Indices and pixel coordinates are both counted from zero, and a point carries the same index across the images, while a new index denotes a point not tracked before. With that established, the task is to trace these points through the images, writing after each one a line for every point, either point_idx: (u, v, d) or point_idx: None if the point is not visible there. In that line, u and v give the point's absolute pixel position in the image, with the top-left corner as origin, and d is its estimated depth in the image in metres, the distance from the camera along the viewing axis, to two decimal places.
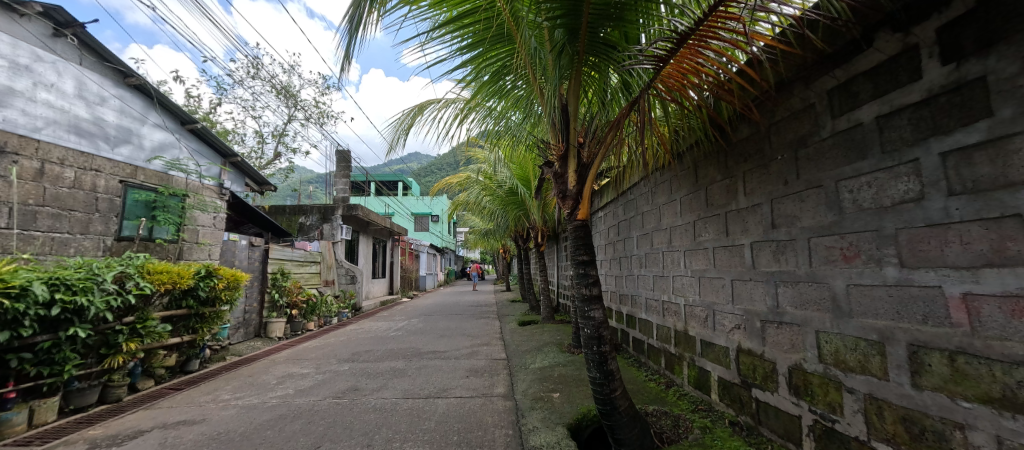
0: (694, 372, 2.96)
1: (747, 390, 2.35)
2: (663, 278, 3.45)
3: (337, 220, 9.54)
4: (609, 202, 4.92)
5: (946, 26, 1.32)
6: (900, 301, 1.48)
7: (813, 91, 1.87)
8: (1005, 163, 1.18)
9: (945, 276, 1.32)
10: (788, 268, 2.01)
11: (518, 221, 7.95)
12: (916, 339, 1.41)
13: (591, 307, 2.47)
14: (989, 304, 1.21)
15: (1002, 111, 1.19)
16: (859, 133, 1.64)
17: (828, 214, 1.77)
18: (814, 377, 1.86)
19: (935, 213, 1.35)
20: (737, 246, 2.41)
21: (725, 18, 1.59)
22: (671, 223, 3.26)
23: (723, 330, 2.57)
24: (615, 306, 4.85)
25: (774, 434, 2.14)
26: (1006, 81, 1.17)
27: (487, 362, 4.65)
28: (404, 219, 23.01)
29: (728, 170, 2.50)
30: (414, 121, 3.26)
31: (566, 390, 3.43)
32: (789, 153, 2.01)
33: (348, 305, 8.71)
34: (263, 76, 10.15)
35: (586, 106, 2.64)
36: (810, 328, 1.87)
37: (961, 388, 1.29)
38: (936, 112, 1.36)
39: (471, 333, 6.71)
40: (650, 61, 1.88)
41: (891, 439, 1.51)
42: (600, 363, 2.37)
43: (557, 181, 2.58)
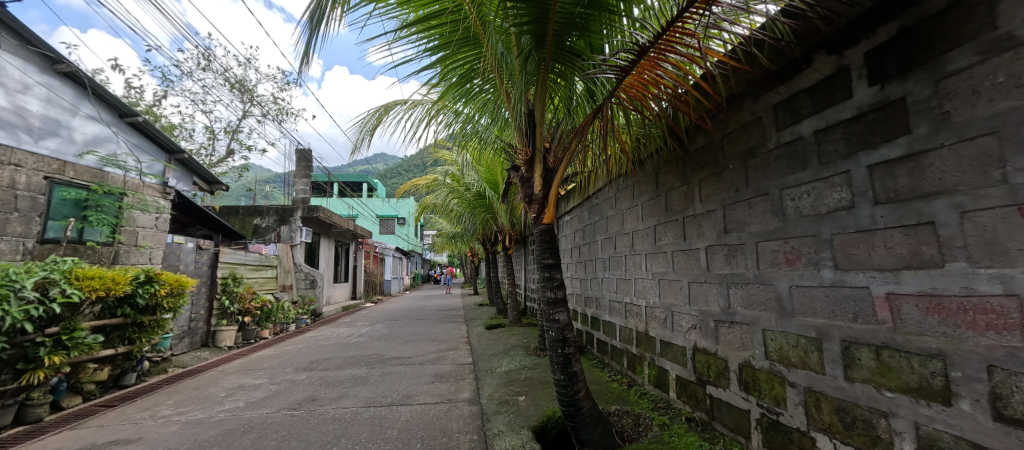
0: (654, 371, 3.07)
1: (702, 387, 2.46)
2: (626, 281, 3.56)
3: (295, 222, 9.10)
4: (575, 206, 5.00)
5: (873, 51, 1.46)
6: (835, 300, 1.60)
7: (761, 105, 2.01)
8: (921, 176, 1.31)
9: (872, 277, 1.46)
10: (739, 270, 2.13)
11: (486, 224, 7.90)
12: (848, 335, 1.54)
13: (556, 309, 2.50)
14: (908, 302, 1.34)
15: (919, 129, 1.32)
16: (800, 145, 1.77)
17: (774, 220, 1.90)
18: (761, 373, 1.99)
19: (864, 220, 1.48)
20: (694, 250, 2.53)
21: (680, 34, 1.67)
22: (634, 227, 3.37)
23: (681, 330, 2.68)
24: (580, 308, 4.94)
25: (726, 428, 2.26)
26: (922, 102, 1.31)
27: (453, 367, 4.59)
28: (368, 221, 22.37)
29: (685, 177, 2.62)
30: (380, 122, 3.19)
31: (531, 393, 3.46)
32: (739, 163, 2.14)
33: (307, 311, 8.33)
34: (214, 68, 9.55)
35: (552, 112, 2.68)
36: (758, 327, 2.00)
37: (886, 379, 1.42)
38: (865, 128, 1.49)
39: (437, 338, 6.60)
40: (613, 70, 1.95)
41: (828, 428, 1.63)
42: (564, 365, 2.40)
43: (524, 185, 2.62)
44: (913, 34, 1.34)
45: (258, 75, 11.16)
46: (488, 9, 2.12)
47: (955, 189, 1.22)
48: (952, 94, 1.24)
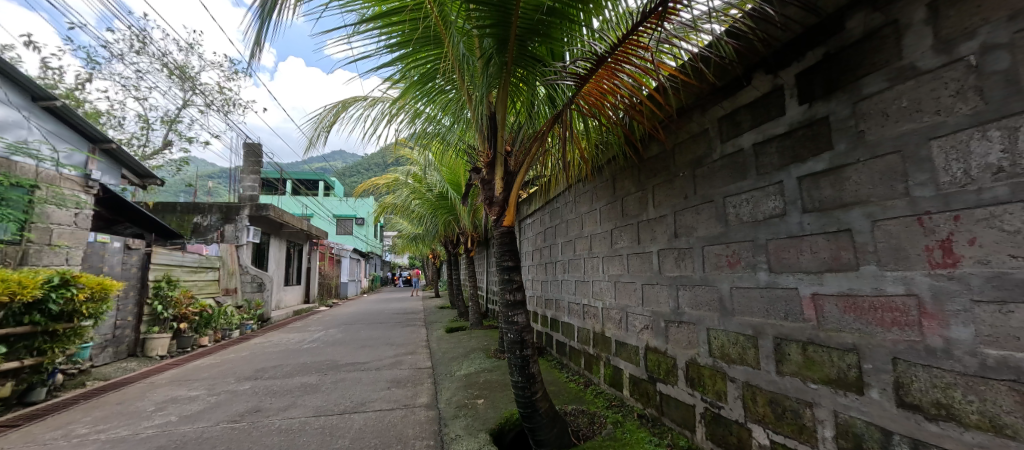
0: (609, 370, 3.16)
1: (653, 385, 2.57)
2: (584, 284, 3.65)
3: (242, 221, 8.50)
4: (537, 210, 5.06)
5: (804, 72, 1.60)
6: (769, 300, 1.74)
7: (708, 118, 2.14)
8: (841, 187, 1.45)
9: (800, 279, 1.59)
10: (687, 273, 2.25)
11: (448, 226, 7.78)
12: (780, 333, 1.68)
13: (514, 312, 2.52)
14: (829, 302, 1.48)
15: (839, 145, 1.46)
16: (741, 157, 1.90)
17: (718, 226, 2.02)
18: (705, 370, 2.11)
19: (794, 227, 1.61)
20: (647, 253, 2.64)
21: (635, 47, 1.74)
22: (592, 230, 3.46)
23: (634, 330, 2.79)
24: (540, 310, 5.00)
25: (674, 423, 2.38)
26: (842, 121, 1.45)
27: (411, 371, 4.49)
28: (323, 221, 21.39)
29: (641, 183, 2.73)
30: (337, 119, 3.06)
31: (490, 395, 3.46)
32: (688, 171, 2.27)
33: (253, 316, 7.81)
34: (150, 52, 8.75)
35: (514, 116, 2.70)
36: (703, 326, 2.12)
37: (811, 372, 1.55)
38: (796, 143, 1.63)
39: (394, 342, 6.42)
40: (572, 78, 1.99)
41: (762, 419, 1.76)
42: (522, 367, 2.42)
43: (484, 187, 2.64)
44: (836, 60, 1.48)
45: (202, 62, 10.36)
46: (450, 10, 2.10)
47: (868, 200, 1.36)
48: (866, 115, 1.38)
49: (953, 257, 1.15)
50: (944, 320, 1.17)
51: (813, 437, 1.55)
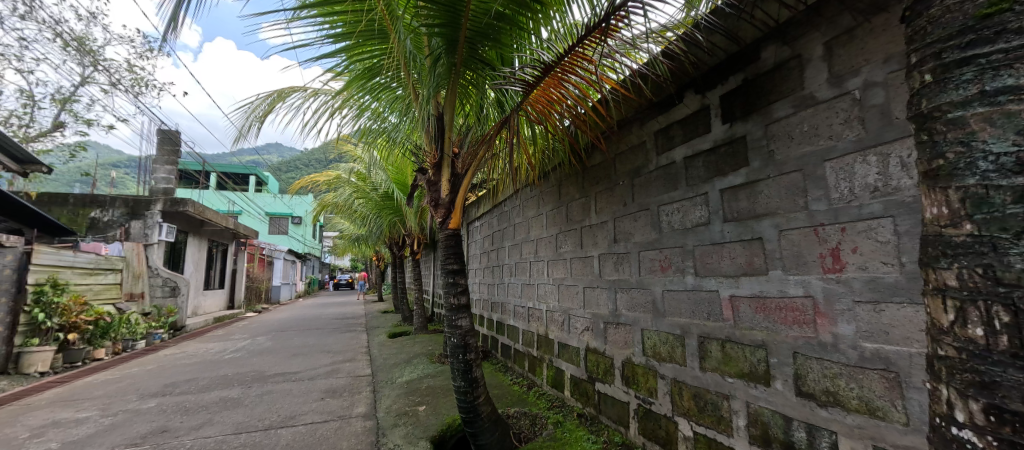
0: (552, 372, 3.23)
1: (592, 384, 2.67)
2: (529, 287, 3.70)
3: (152, 217, 7.47)
4: (485, 213, 5.06)
5: (726, 95, 1.76)
6: (695, 302, 1.88)
7: (645, 131, 2.28)
8: (755, 200, 1.61)
9: (721, 282, 1.74)
10: (625, 276, 2.38)
11: (393, 227, 7.48)
12: (704, 332, 1.82)
13: (458, 316, 2.49)
14: (744, 303, 1.64)
15: (753, 162, 1.63)
16: (673, 169, 2.05)
17: (652, 232, 2.16)
18: (639, 368, 2.23)
19: (717, 235, 1.77)
20: (589, 257, 2.74)
21: (580, 59, 1.81)
22: (538, 234, 3.53)
23: (576, 332, 2.88)
24: (486, 314, 5.00)
25: (610, 420, 2.49)
26: (757, 141, 1.62)
27: (348, 380, 4.25)
28: (254, 219, 19.67)
29: (584, 190, 2.84)
30: (271, 109, 2.84)
31: (432, 402, 3.38)
32: (627, 180, 2.40)
33: (163, 325, 6.95)
34: (39, 17, 7.49)
35: (463, 118, 2.69)
36: (638, 327, 2.24)
37: (728, 368, 1.70)
38: (719, 159, 1.79)
39: (331, 349, 6.05)
40: (520, 84, 2.02)
41: (687, 413, 1.90)
42: (465, 372, 2.39)
43: (430, 188, 2.59)
44: (752, 86, 1.65)
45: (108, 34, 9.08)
46: (397, 5, 2.04)
47: (776, 212, 1.53)
48: (776, 136, 1.55)
49: (841, 263, 1.33)
50: (833, 318, 1.34)
51: (729, 427, 1.69)
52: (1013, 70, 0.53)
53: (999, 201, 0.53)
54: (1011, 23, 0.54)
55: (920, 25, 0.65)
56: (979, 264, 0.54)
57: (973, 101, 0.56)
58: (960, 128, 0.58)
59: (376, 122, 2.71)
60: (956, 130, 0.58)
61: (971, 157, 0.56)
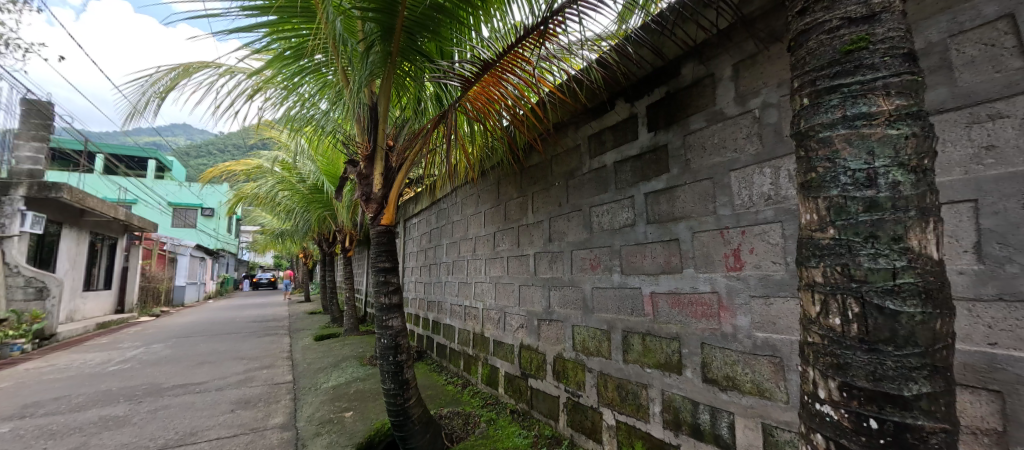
0: (486, 370, 3.24)
1: (525, 380, 2.73)
2: (466, 285, 3.68)
3: (11, 203, 6.16)
4: (423, 209, 4.93)
5: (652, 105, 1.90)
6: (620, 298, 2.00)
7: (580, 135, 2.37)
8: (673, 204, 1.75)
9: (643, 279, 1.87)
10: (558, 274, 2.45)
11: (322, 221, 6.98)
12: (627, 327, 1.94)
13: (389, 315, 2.39)
14: (662, 299, 1.78)
15: (673, 169, 1.77)
16: (604, 172, 2.16)
17: (584, 232, 2.26)
18: (569, 363, 2.32)
19: (640, 235, 1.89)
20: (525, 256, 2.79)
21: (520, 59, 1.81)
22: (476, 233, 3.52)
23: (511, 329, 2.92)
24: (422, 314, 4.87)
25: (541, 414, 2.56)
26: (676, 150, 1.76)
27: (264, 388, 3.88)
28: (152, 209, 17.19)
29: (521, 189, 2.89)
30: (176, 85, 2.49)
31: (360, 407, 3.22)
32: (562, 181, 2.48)
33: (24, 334, 5.79)
34: None
35: (400, 111, 2.58)
36: (568, 323, 2.33)
37: (647, 359, 1.83)
38: (644, 165, 1.92)
39: (245, 355, 5.48)
40: (458, 79, 1.99)
41: (610, 403, 2.02)
42: (395, 373, 2.30)
43: (361, 182, 2.45)
44: (674, 99, 1.79)
45: None
46: None
47: (690, 215, 1.67)
48: (692, 147, 1.69)
49: (740, 262, 1.49)
50: (733, 311, 1.50)
51: (646, 414, 1.82)
52: (866, 99, 0.63)
53: (853, 209, 0.62)
54: (866, 60, 0.64)
55: (801, 55, 0.74)
56: (838, 262, 0.63)
57: (838, 124, 0.65)
58: (828, 146, 0.66)
59: (303, 108, 2.49)
60: (824, 148, 0.67)
61: (835, 172, 0.65)
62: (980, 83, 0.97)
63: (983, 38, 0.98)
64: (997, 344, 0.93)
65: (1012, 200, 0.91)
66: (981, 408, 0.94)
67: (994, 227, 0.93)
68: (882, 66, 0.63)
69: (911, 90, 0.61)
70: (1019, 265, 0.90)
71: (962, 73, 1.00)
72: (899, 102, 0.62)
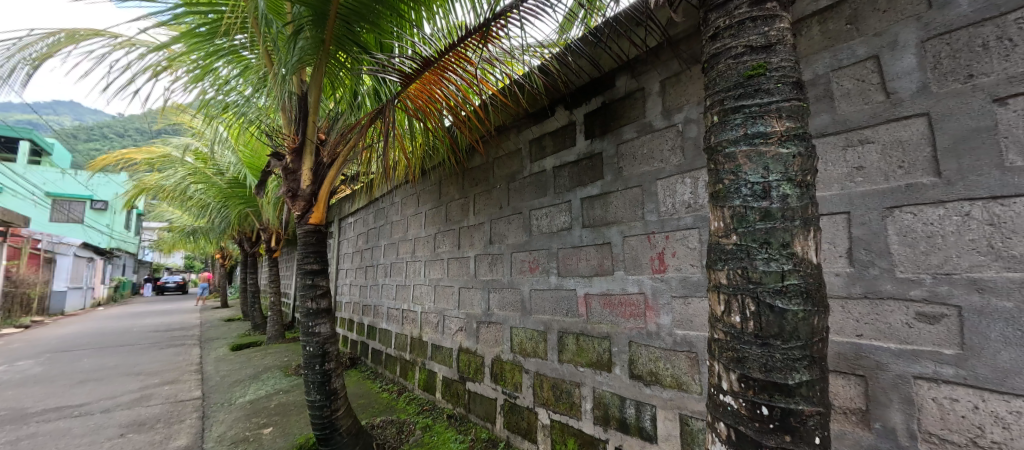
0: (424, 375, 3.15)
1: (463, 384, 2.70)
2: (404, 288, 3.55)
3: None
4: (360, 208, 4.68)
5: (589, 114, 1.98)
6: (556, 300, 2.05)
7: (521, 139, 2.40)
8: (607, 209, 1.84)
9: (578, 281, 1.94)
10: (497, 276, 2.46)
11: (243, 218, 6.34)
12: (563, 328, 1.99)
13: (316, 321, 2.22)
14: (595, 300, 1.86)
15: (606, 176, 1.86)
16: (543, 176, 2.21)
17: (523, 235, 2.29)
18: (507, 364, 2.33)
19: (576, 239, 1.96)
20: (465, 258, 2.77)
21: (462, 59, 1.77)
22: (416, 234, 3.42)
23: (450, 332, 2.87)
24: (356, 318, 4.62)
25: (478, 418, 2.54)
26: (610, 158, 1.85)
27: (164, 407, 3.41)
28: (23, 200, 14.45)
29: (463, 190, 2.86)
30: (55, 54, 2.11)
31: (282, 421, 2.96)
32: (503, 184, 2.50)
33: None
34: None
35: (334, 103, 2.44)
36: (507, 325, 2.35)
37: (581, 358, 1.90)
38: (581, 171, 1.99)
39: (142, 370, 4.80)
40: (397, 75, 1.90)
41: (545, 402, 2.06)
42: (322, 384, 2.15)
43: (287, 177, 2.26)
44: (609, 109, 1.88)
45: None
46: None
47: (621, 220, 1.77)
48: (623, 156, 1.79)
49: (664, 265, 1.59)
50: (658, 310, 1.60)
51: (578, 411, 1.89)
52: (763, 120, 0.71)
53: (751, 218, 0.69)
54: (762, 85, 0.72)
55: (711, 76, 0.81)
56: (739, 266, 0.69)
57: (740, 141, 0.73)
58: (732, 161, 0.73)
59: (220, 93, 2.24)
60: (729, 163, 0.74)
61: (738, 184, 0.72)
62: (853, 112, 1.14)
63: (856, 74, 1.14)
64: (862, 335, 1.09)
65: (875, 212, 1.08)
66: (851, 391, 1.10)
67: (862, 235, 1.10)
68: (775, 91, 0.71)
69: (798, 114, 0.70)
70: (879, 268, 1.07)
71: (841, 102, 1.16)
72: (788, 124, 0.70)
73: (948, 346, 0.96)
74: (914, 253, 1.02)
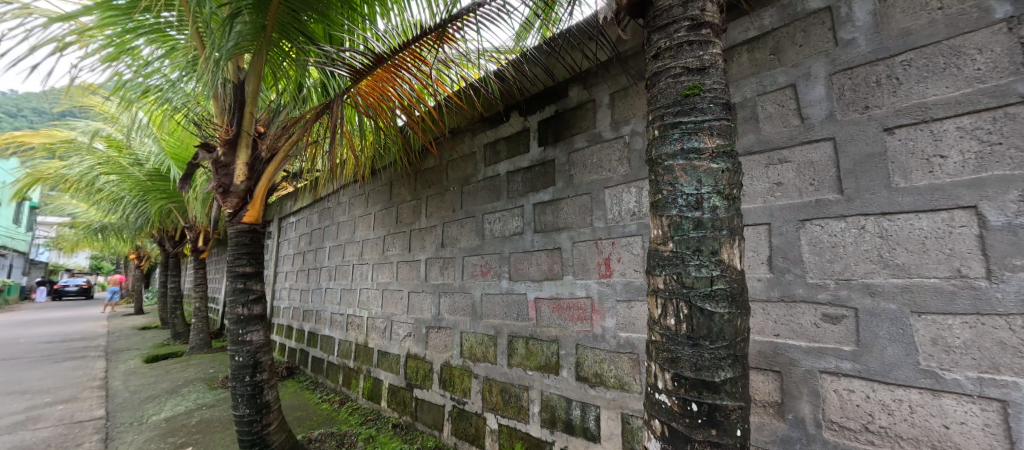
0: (369, 383, 3.02)
1: (410, 391, 2.62)
2: (350, 292, 3.39)
3: None
4: (303, 207, 4.41)
5: (543, 121, 2.02)
6: (507, 304, 2.06)
7: (475, 143, 2.40)
8: (558, 214, 1.88)
9: (529, 285, 1.96)
10: (448, 280, 2.43)
11: (165, 214, 5.71)
12: (513, 332, 2.00)
13: (247, 329, 2.05)
14: (544, 304, 1.89)
15: (558, 183, 1.90)
16: (496, 181, 2.22)
17: (475, 239, 2.29)
18: (456, 370, 2.30)
19: (527, 243, 1.99)
20: (415, 261, 2.70)
21: (417, 58, 1.73)
22: (364, 235, 3.28)
23: (397, 338, 2.78)
24: (295, 324, 4.33)
25: (425, 426, 2.48)
26: (561, 165, 1.91)
27: (57, 429, 2.97)
28: None
29: (415, 192, 2.80)
30: None
31: (204, 439, 2.69)
32: (457, 187, 2.48)
33: None
34: None
35: (275, 94, 2.29)
36: (457, 330, 2.32)
37: (530, 362, 1.92)
38: (534, 177, 2.03)
39: (30, 388, 4.14)
40: (347, 70, 1.82)
41: (494, 407, 2.06)
42: (252, 396, 1.98)
43: (217, 171, 2.07)
44: (562, 118, 1.94)
45: None
46: None
47: (571, 226, 1.82)
48: (574, 164, 1.85)
49: (609, 270, 1.66)
50: (603, 314, 1.66)
51: (526, 415, 1.90)
52: (697, 137, 0.76)
53: (686, 227, 0.74)
54: (697, 105, 0.78)
55: (653, 93, 0.86)
56: (675, 271, 0.74)
57: (677, 155, 0.78)
58: (670, 173, 0.78)
59: (140, 75, 2.00)
60: (668, 175, 0.79)
61: (675, 195, 0.77)
62: (775, 134, 1.26)
63: (777, 100, 1.27)
64: (779, 334, 1.20)
65: (791, 224, 1.20)
66: (768, 386, 1.21)
67: (780, 245, 1.22)
68: (708, 111, 0.77)
69: (727, 132, 0.76)
70: (793, 274, 1.19)
71: (764, 124, 1.29)
72: (718, 141, 0.76)
73: (848, 343, 1.09)
74: (821, 261, 1.14)
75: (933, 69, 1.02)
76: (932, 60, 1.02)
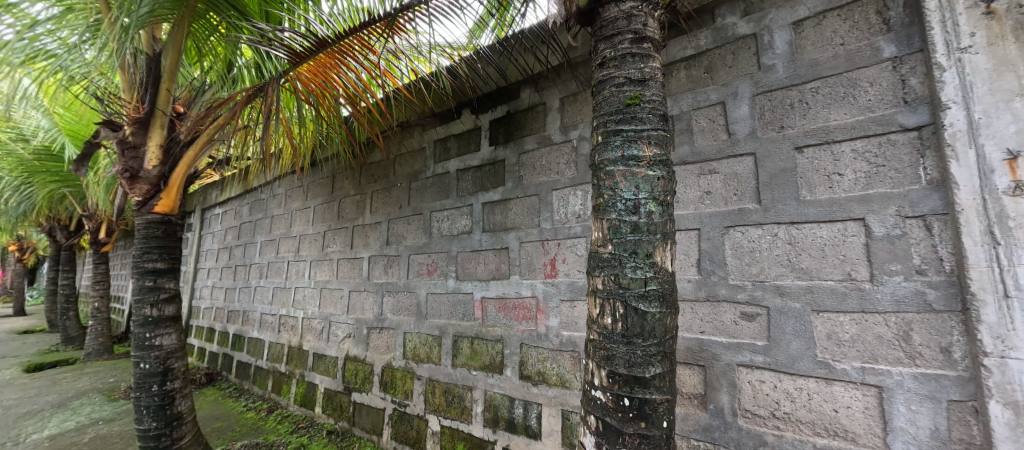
0: (302, 389, 2.83)
1: (347, 396, 2.49)
2: (284, 291, 3.16)
3: None
4: (232, 197, 4.03)
5: (494, 121, 2.03)
6: (453, 303, 2.04)
7: (425, 138, 2.35)
8: (506, 214, 1.89)
9: (476, 285, 1.95)
10: (392, 279, 2.35)
11: (55, 199, 4.90)
12: (458, 331, 1.98)
13: (157, 332, 1.83)
14: (490, 304, 1.89)
15: (507, 183, 1.92)
16: (445, 178, 2.19)
17: (422, 237, 2.23)
18: (398, 372, 2.23)
19: (475, 243, 1.98)
20: (358, 259, 2.58)
21: (364, 46, 1.65)
22: (302, 230, 3.08)
23: (335, 340, 2.63)
24: (218, 326, 3.94)
25: (363, 431, 2.37)
26: (511, 166, 1.92)
27: None
28: None
29: (359, 187, 2.67)
30: None
31: None
32: (404, 183, 2.40)
33: None
34: None
35: (200, 72, 2.07)
36: (400, 330, 2.24)
37: (474, 362, 1.91)
38: (483, 176, 2.02)
39: None
40: (284, 51, 1.69)
41: (436, 408, 2.02)
42: (160, 408, 1.77)
43: (124, 153, 1.83)
44: (513, 119, 1.95)
45: None
46: None
47: (519, 226, 1.84)
48: (524, 165, 1.87)
49: (555, 270, 1.70)
50: (547, 313, 1.70)
51: (469, 415, 1.89)
52: (636, 145, 0.80)
53: (624, 230, 0.78)
54: (637, 114, 0.82)
55: (598, 99, 0.89)
56: (613, 272, 0.78)
57: (618, 161, 0.81)
58: (611, 178, 0.82)
59: (23, 36, 1.70)
60: (609, 179, 0.82)
61: (615, 199, 0.80)
62: (706, 147, 1.37)
63: (710, 115, 1.38)
64: (705, 331, 1.30)
65: (717, 230, 1.31)
66: (694, 379, 1.31)
67: (708, 249, 1.32)
68: (646, 121, 0.82)
69: (662, 142, 0.81)
70: (718, 276, 1.30)
71: (698, 137, 1.39)
72: (655, 150, 0.81)
73: (761, 339, 1.20)
74: (742, 264, 1.26)
75: (835, 97, 1.16)
76: (834, 89, 1.16)
